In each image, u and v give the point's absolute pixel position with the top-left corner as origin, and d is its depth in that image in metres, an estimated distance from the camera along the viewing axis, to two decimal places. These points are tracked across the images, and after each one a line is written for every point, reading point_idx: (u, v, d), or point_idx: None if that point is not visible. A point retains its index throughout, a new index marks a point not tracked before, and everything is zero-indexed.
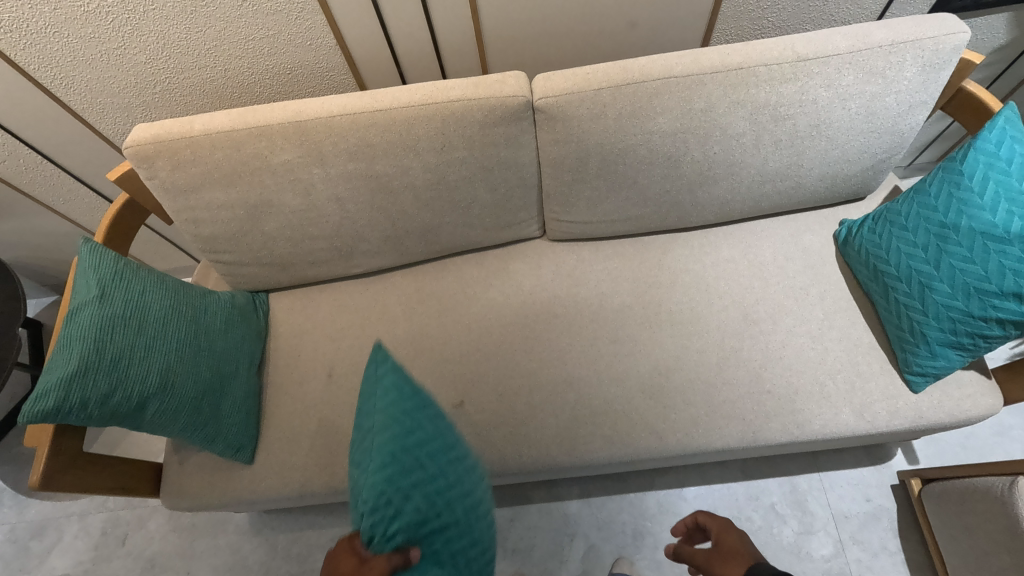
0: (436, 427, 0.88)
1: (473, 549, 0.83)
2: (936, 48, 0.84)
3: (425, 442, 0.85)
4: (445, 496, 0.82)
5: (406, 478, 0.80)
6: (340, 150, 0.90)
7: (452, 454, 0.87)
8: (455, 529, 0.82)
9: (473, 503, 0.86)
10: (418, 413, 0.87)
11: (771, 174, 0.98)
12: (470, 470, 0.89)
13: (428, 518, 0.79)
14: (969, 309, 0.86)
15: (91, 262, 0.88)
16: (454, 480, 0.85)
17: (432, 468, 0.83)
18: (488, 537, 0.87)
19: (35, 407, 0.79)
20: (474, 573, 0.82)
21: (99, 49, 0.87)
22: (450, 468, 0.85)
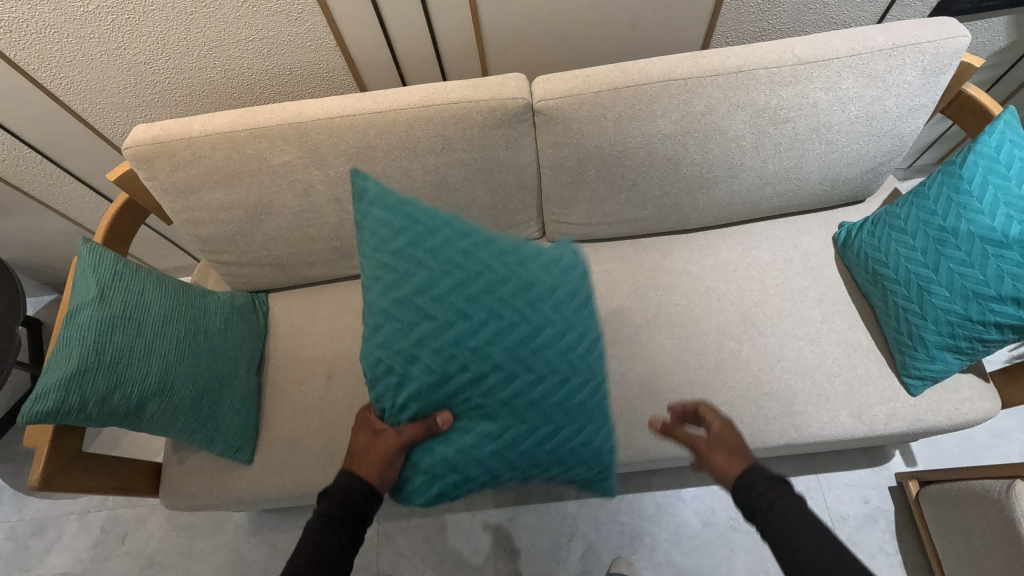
0: (443, 249, 0.71)
1: (536, 387, 0.69)
2: (935, 52, 0.84)
3: (437, 280, 0.70)
4: (472, 340, 0.68)
5: (412, 333, 0.69)
6: (340, 152, 0.90)
7: (482, 249, 0.72)
8: (503, 378, 0.68)
9: (531, 286, 0.70)
10: (433, 246, 0.71)
11: (771, 176, 0.98)
12: (510, 296, 0.69)
13: (446, 378, 0.68)
14: (967, 312, 0.86)
15: (90, 263, 0.88)
16: (485, 318, 0.68)
17: (443, 313, 0.69)
18: (563, 364, 0.70)
19: (35, 407, 0.80)
20: (560, 422, 0.70)
21: (99, 49, 0.87)
22: (473, 304, 0.69)
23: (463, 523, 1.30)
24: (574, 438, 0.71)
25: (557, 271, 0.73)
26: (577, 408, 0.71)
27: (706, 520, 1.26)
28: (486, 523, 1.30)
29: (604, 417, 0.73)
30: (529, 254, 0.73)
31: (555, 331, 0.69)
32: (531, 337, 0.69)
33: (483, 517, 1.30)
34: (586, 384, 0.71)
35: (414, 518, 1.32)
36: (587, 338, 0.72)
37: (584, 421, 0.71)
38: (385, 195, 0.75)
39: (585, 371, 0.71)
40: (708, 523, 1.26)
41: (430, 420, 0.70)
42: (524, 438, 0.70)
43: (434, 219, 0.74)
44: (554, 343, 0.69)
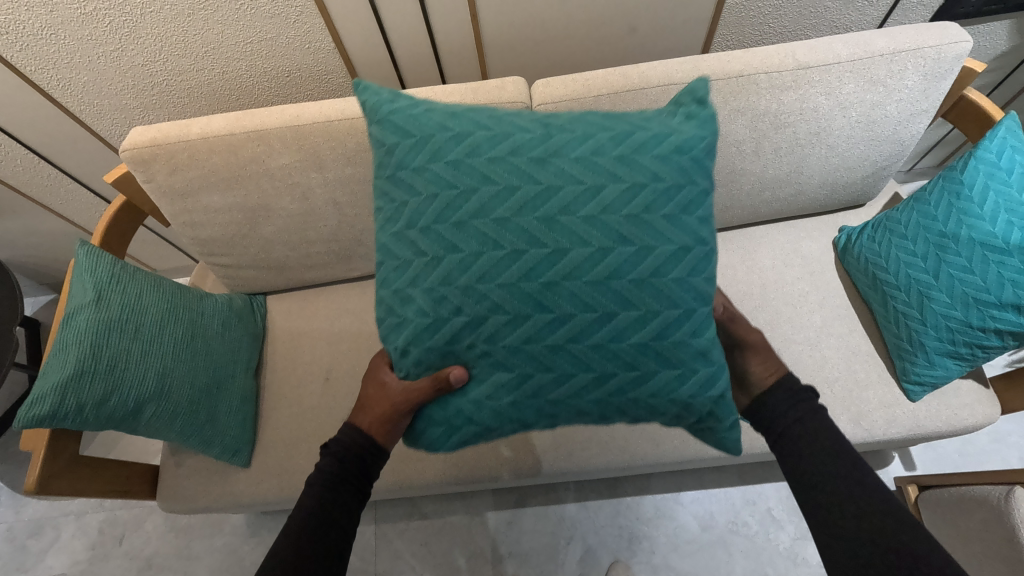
0: (433, 174, 0.67)
1: (559, 327, 0.63)
2: (937, 57, 0.84)
3: (429, 211, 0.67)
4: (464, 277, 0.64)
5: (406, 270, 0.68)
6: (339, 155, 0.89)
7: (481, 162, 0.66)
8: (513, 318, 0.63)
9: (545, 202, 0.64)
10: (425, 170, 0.68)
11: (771, 180, 0.98)
12: (511, 216, 0.64)
13: (441, 324, 0.65)
14: (967, 319, 0.86)
15: (86, 266, 0.88)
16: (479, 249, 0.64)
17: (434, 249, 0.66)
18: (594, 296, 0.63)
19: (32, 411, 0.79)
20: (587, 368, 0.64)
21: (96, 51, 0.87)
22: (469, 233, 0.65)
23: (461, 526, 1.30)
24: (627, 382, 0.64)
25: (595, 165, 0.65)
26: (628, 350, 0.63)
27: (705, 523, 1.26)
28: (484, 525, 1.30)
29: (660, 363, 0.64)
30: (556, 148, 0.66)
31: (580, 254, 0.63)
32: (545, 267, 0.63)
33: (482, 519, 1.30)
34: (637, 320, 0.63)
35: (412, 520, 1.32)
36: (641, 259, 0.63)
37: (642, 363, 0.64)
38: (387, 117, 0.72)
39: (636, 301, 0.63)
40: (707, 526, 1.26)
41: (442, 366, 0.67)
42: (554, 384, 0.65)
43: (429, 130, 0.69)
44: (573, 270, 0.63)
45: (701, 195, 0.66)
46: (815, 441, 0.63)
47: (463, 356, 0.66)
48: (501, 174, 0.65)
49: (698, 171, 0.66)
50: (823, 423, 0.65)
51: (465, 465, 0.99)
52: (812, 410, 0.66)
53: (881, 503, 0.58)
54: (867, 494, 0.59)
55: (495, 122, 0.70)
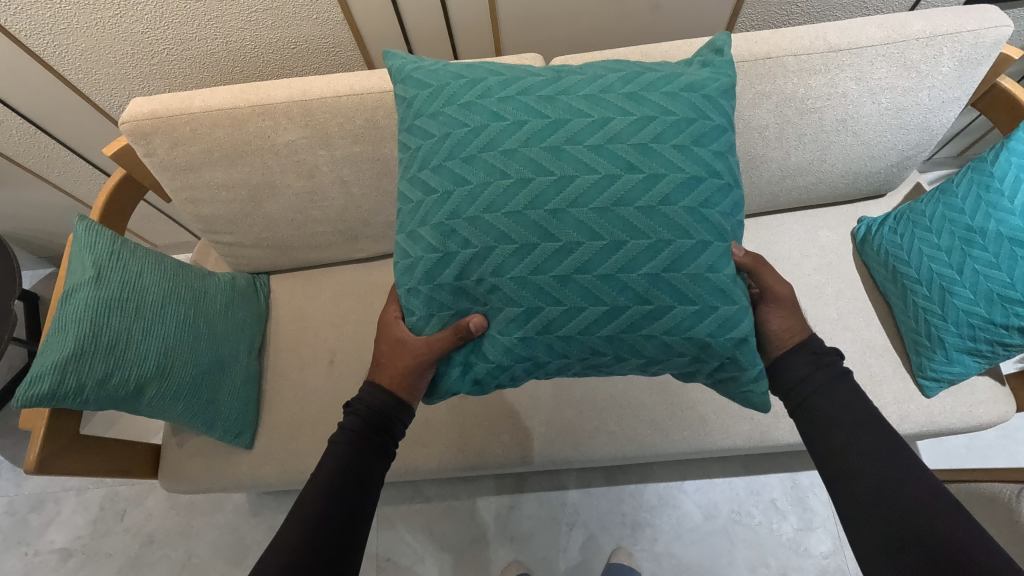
0: (447, 111, 0.67)
1: (568, 256, 0.62)
2: (974, 43, 0.80)
3: (439, 147, 0.67)
4: (472, 209, 0.64)
5: (420, 210, 0.68)
6: (347, 132, 0.86)
7: (492, 101, 0.66)
8: (521, 248, 0.63)
9: (555, 132, 0.64)
10: (437, 112, 0.68)
11: (793, 168, 0.95)
12: (519, 147, 0.64)
13: (451, 255, 0.65)
14: (990, 316, 0.84)
15: (85, 242, 0.85)
16: (487, 179, 0.64)
17: (442, 184, 0.66)
18: (604, 225, 0.62)
19: (31, 391, 0.77)
20: (599, 298, 0.63)
21: (94, 17, 0.83)
22: (479, 164, 0.64)
23: (463, 510, 1.30)
24: (639, 316, 0.63)
25: (604, 101, 0.65)
26: (642, 284, 0.62)
27: (708, 512, 1.26)
28: (486, 510, 1.29)
29: (671, 294, 0.62)
30: (567, 86, 0.67)
31: (590, 183, 0.63)
32: (555, 196, 0.63)
33: (484, 503, 1.30)
34: (649, 250, 0.62)
35: (414, 503, 1.31)
36: (653, 188, 0.62)
37: (655, 295, 0.62)
38: (410, 73, 0.72)
39: (647, 230, 0.62)
40: (710, 515, 1.26)
41: (453, 304, 0.67)
42: (565, 316, 0.64)
43: (443, 79, 0.70)
44: (579, 196, 0.62)
45: (714, 131, 0.66)
46: (840, 408, 0.63)
47: (473, 290, 0.65)
48: (510, 108, 0.65)
49: (709, 108, 0.67)
50: (851, 390, 0.65)
51: (470, 452, 0.98)
52: (838, 374, 0.66)
53: (906, 468, 0.57)
54: (890, 461, 0.58)
55: (507, 68, 0.71)
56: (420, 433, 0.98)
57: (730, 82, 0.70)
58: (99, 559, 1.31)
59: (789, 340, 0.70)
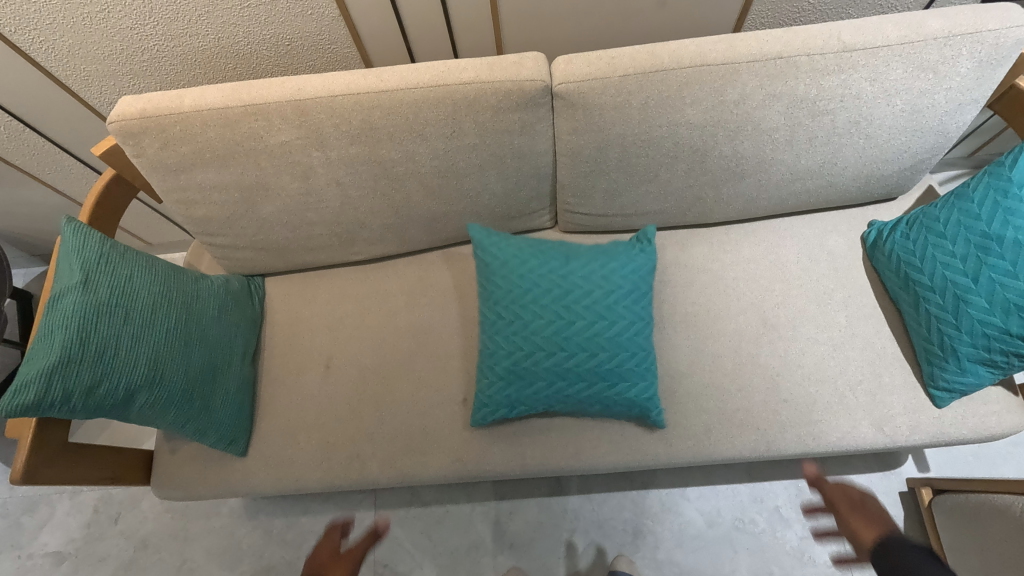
0: (505, 264, 0.93)
1: (569, 358, 0.87)
2: (993, 44, 0.77)
3: (500, 293, 0.92)
4: (521, 334, 0.89)
5: (491, 329, 0.92)
6: (342, 133, 0.83)
7: (533, 271, 0.91)
8: (546, 355, 0.88)
9: (569, 293, 0.89)
10: (499, 271, 0.93)
11: (804, 171, 0.92)
12: (548, 299, 0.89)
13: (514, 359, 0.89)
14: (1006, 326, 0.81)
15: (73, 244, 0.83)
16: (531, 319, 0.89)
17: (503, 310, 0.91)
18: (593, 345, 0.88)
19: (15, 399, 0.75)
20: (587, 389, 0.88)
21: (81, 12, 0.80)
22: (523, 308, 0.90)
23: (462, 515, 1.28)
24: (604, 391, 0.88)
25: (594, 277, 0.90)
26: (607, 371, 0.88)
27: (711, 520, 1.24)
28: (486, 515, 1.27)
29: (627, 377, 0.88)
30: (575, 267, 0.91)
31: (586, 324, 0.88)
32: (565, 332, 0.88)
33: (483, 509, 1.28)
34: (613, 357, 0.88)
35: (412, 507, 1.29)
36: (619, 324, 0.89)
37: (613, 380, 0.88)
38: (489, 241, 0.95)
39: (613, 348, 0.88)
40: (713, 523, 1.23)
41: (502, 389, 0.90)
42: (566, 389, 0.88)
43: (510, 251, 0.93)
44: (583, 332, 0.88)
45: (642, 295, 0.92)
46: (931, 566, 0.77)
47: (513, 373, 0.89)
48: (543, 274, 0.91)
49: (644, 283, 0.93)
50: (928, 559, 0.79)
51: (469, 461, 0.95)
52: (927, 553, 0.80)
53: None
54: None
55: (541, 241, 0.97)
56: (419, 441, 0.97)
57: (654, 267, 0.97)
58: (93, 563, 1.29)
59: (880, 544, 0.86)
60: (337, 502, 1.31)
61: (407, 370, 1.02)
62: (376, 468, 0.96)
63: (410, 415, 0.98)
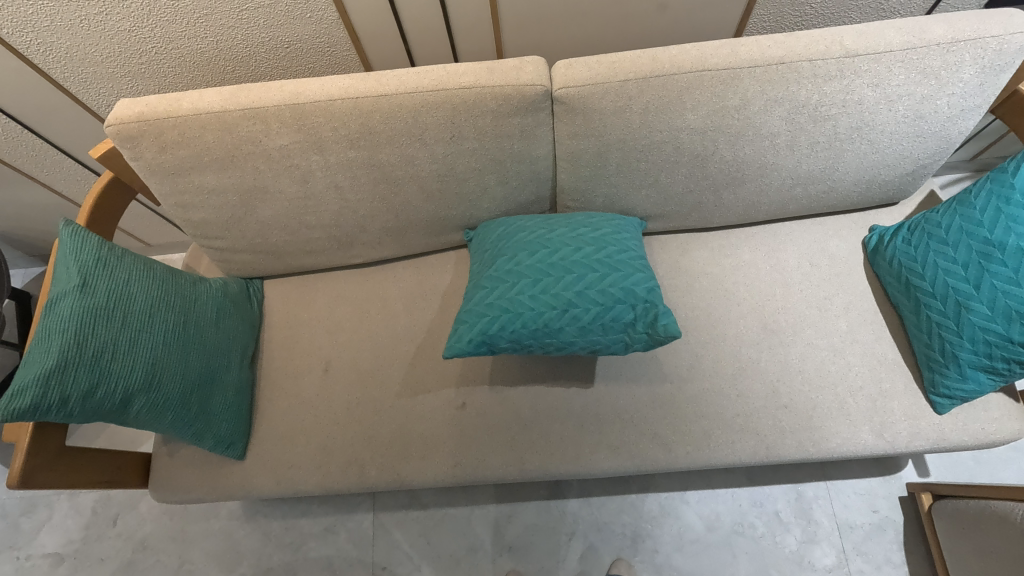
0: (490, 226, 0.97)
1: (553, 254, 0.86)
2: (997, 49, 0.77)
3: (487, 235, 0.96)
4: (502, 244, 0.91)
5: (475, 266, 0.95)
6: (341, 137, 0.83)
7: (517, 215, 0.97)
8: (528, 254, 0.87)
9: (552, 219, 0.93)
10: (484, 226, 0.99)
11: (805, 176, 0.91)
12: (532, 224, 0.93)
13: (496, 267, 0.89)
14: (1008, 333, 0.81)
15: (71, 247, 0.82)
16: (513, 236, 0.91)
17: (491, 248, 0.93)
18: (577, 241, 0.88)
19: (11, 404, 0.75)
20: (577, 276, 0.84)
21: (79, 14, 0.80)
22: (506, 233, 0.93)
23: (461, 518, 1.27)
24: (595, 281, 0.83)
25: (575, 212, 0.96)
26: (594, 260, 0.86)
27: (711, 524, 1.23)
28: (485, 518, 1.27)
29: (617, 267, 0.85)
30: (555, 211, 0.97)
31: (569, 231, 0.90)
32: (551, 245, 0.88)
33: (482, 512, 1.28)
34: (599, 250, 0.87)
35: (411, 510, 1.29)
36: (603, 230, 0.91)
37: (602, 270, 0.85)
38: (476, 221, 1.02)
39: (597, 243, 0.88)
40: (712, 527, 1.23)
41: (486, 294, 0.86)
42: (554, 284, 0.84)
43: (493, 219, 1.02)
44: (563, 232, 0.90)
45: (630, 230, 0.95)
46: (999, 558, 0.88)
47: (496, 278, 0.87)
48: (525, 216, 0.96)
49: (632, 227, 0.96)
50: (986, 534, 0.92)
51: (467, 465, 0.95)
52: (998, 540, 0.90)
53: None
54: None
55: None
56: (417, 444, 0.96)
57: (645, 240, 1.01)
58: (91, 565, 1.29)
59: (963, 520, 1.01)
60: (336, 505, 1.31)
61: (405, 374, 1.01)
62: (373, 472, 0.96)
63: (408, 419, 0.98)
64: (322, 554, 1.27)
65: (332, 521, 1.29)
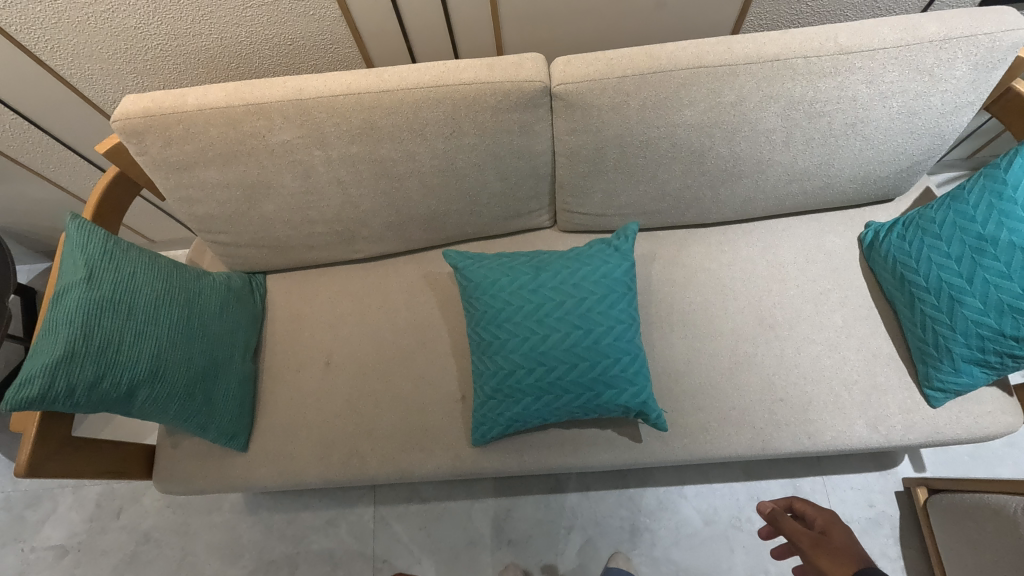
0: (479, 288, 0.93)
1: (551, 372, 0.87)
2: (989, 46, 0.78)
3: (478, 315, 0.93)
4: (499, 351, 0.90)
5: (475, 351, 0.94)
6: (343, 132, 0.84)
7: (504, 289, 0.91)
8: (526, 372, 0.88)
9: (542, 308, 0.89)
10: (472, 295, 0.94)
11: (801, 172, 0.93)
12: (524, 314, 0.89)
13: (498, 378, 0.90)
14: (1001, 327, 0.82)
15: (78, 241, 0.84)
16: (507, 335, 0.90)
17: (485, 334, 0.92)
18: (572, 356, 0.87)
19: (20, 393, 0.76)
20: (576, 397, 0.88)
21: (86, 12, 0.81)
22: (499, 329, 0.90)
23: (461, 512, 1.29)
24: (592, 399, 0.88)
25: (567, 287, 0.90)
26: (591, 379, 0.87)
27: (708, 518, 1.24)
28: (485, 512, 1.28)
29: (612, 383, 0.87)
30: (547, 276, 0.91)
31: (561, 337, 0.88)
32: (547, 360, 0.88)
33: (482, 505, 1.29)
34: (593, 365, 0.87)
35: (411, 504, 1.30)
36: (595, 331, 0.88)
37: (599, 389, 0.87)
38: (461, 264, 0.96)
39: (591, 356, 0.87)
40: (710, 521, 1.24)
41: (492, 406, 0.90)
42: (555, 401, 0.88)
43: (482, 273, 0.94)
44: (558, 340, 0.88)
45: (619, 301, 0.90)
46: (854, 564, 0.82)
47: (499, 393, 0.90)
48: (517, 292, 0.91)
49: (620, 288, 0.92)
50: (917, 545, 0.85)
51: (466, 458, 0.96)
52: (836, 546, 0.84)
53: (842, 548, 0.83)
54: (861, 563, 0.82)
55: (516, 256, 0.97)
56: (417, 437, 0.98)
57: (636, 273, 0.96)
58: (95, 557, 1.30)
59: (825, 532, 0.86)
60: (337, 498, 1.32)
61: (406, 367, 1.02)
62: (374, 464, 0.97)
63: (408, 412, 0.99)
64: (324, 547, 1.28)
65: (333, 514, 1.31)
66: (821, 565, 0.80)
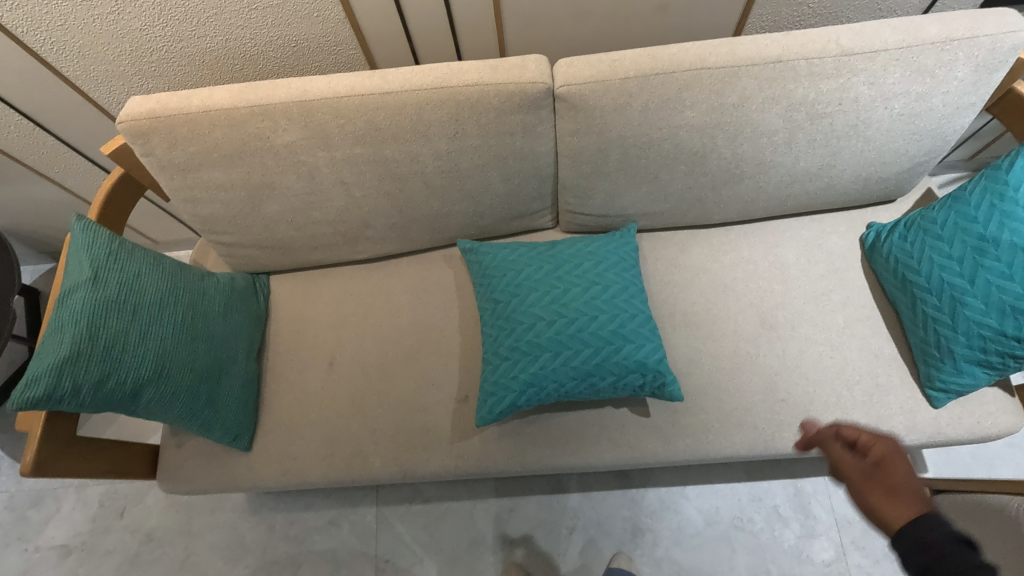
0: (496, 262, 0.97)
1: (571, 324, 0.88)
2: (991, 48, 0.78)
3: (496, 282, 0.95)
4: (517, 307, 0.91)
5: (491, 318, 0.95)
6: (347, 133, 0.85)
7: (524, 255, 0.96)
8: (547, 323, 0.89)
9: (559, 268, 0.94)
10: (490, 266, 0.97)
11: (802, 174, 0.93)
12: (543, 274, 0.93)
13: (515, 335, 0.90)
14: (1002, 327, 0.82)
15: (83, 242, 0.84)
16: (526, 293, 0.92)
17: (503, 296, 0.93)
18: (591, 308, 0.89)
19: (26, 393, 0.76)
20: (595, 351, 0.87)
21: (93, 14, 0.82)
22: (519, 286, 0.93)
23: (463, 512, 1.29)
24: (611, 355, 0.87)
25: (582, 255, 0.96)
26: (609, 332, 0.88)
27: (710, 518, 1.25)
28: (487, 512, 1.29)
29: (630, 337, 0.88)
30: (562, 248, 0.97)
31: (581, 289, 0.91)
32: (567, 312, 0.89)
33: (484, 506, 1.29)
34: (612, 318, 0.89)
35: (413, 504, 1.31)
36: (612, 287, 0.92)
37: (619, 343, 0.88)
38: (476, 247, 1.01)
39: (610, 309, 0.90)
40: (712, 521, 1.24)
41: (509, 366, 0.89)
42: (574, 358, 0.87)
43: (499, 248, 0.99)
44: (576, 294, 0.90)
45: (627, 267, 0.96)
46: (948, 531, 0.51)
47: (517, 349, 0.89)
48: (535, 258, 0.95)
49: (629, 259, 0.97)
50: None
51: (469, 458, 0.96)
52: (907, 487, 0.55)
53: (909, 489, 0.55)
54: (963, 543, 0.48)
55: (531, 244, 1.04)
56: (420, 437, 0.98)
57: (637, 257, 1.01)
58: (98, 557, 1.31)
59: (881, 463, 0.59)
60: (339, 498, 1.33)
61: (409, 367, 1.03)
62: (378, 464, 0.97)
63: (411, 411, 1.00)
64: (326, 547, 1.29)
65: (336, 514, 1.31)
66: (871, 501, 0.57)
